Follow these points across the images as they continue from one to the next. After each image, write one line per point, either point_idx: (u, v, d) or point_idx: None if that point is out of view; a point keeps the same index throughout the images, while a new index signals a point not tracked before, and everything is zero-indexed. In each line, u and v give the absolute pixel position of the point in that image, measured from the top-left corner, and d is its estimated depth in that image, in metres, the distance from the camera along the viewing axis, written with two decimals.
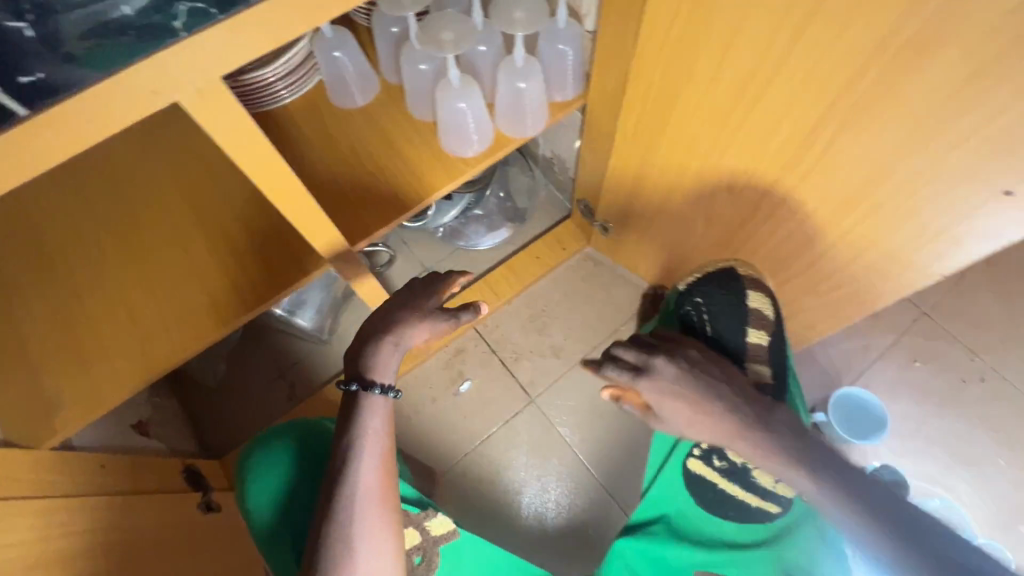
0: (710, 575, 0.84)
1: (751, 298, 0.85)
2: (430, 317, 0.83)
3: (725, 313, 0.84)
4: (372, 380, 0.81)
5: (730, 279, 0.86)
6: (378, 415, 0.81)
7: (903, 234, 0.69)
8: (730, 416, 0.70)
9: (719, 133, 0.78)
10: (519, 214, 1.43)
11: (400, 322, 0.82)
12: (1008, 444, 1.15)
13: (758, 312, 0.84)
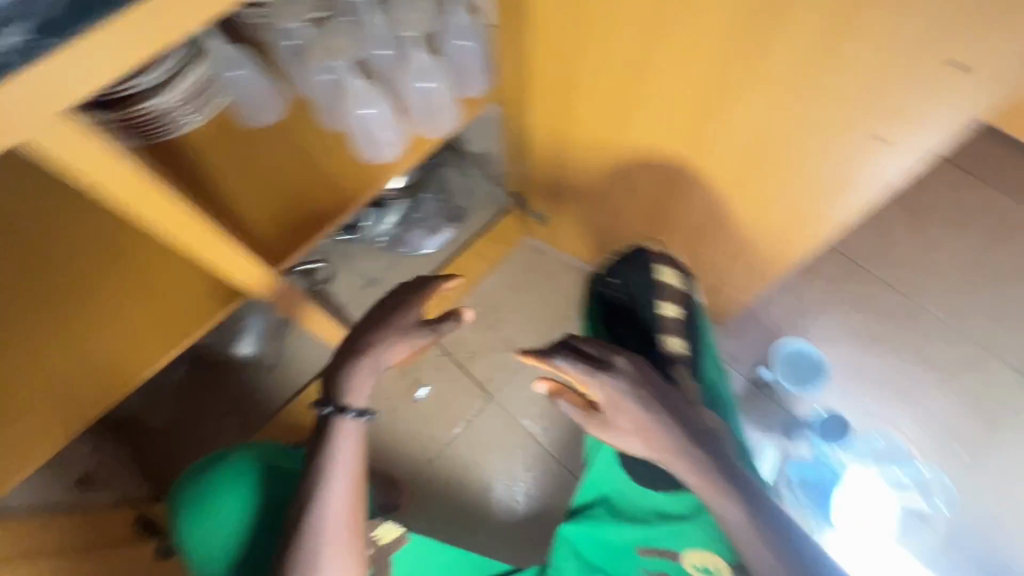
0: (651, 549, 0.87)
1: (665, 275, 1.00)
2: (410, 332, 0.82)
3: (641, 288, 1.00)
4: (348, 403, 0.81)
5: (647, 258, 1.01)
6: (352, 440, 0.81)
7: (803, 188, 0.72)
8: (674, 435, 0.75)
9: (623, 108, 0.79)
10: (462, 214, 1.40)
11: (379, 340, 0.81)
12: (942, 374, 1.21)
13: (669, 286, 1.00)
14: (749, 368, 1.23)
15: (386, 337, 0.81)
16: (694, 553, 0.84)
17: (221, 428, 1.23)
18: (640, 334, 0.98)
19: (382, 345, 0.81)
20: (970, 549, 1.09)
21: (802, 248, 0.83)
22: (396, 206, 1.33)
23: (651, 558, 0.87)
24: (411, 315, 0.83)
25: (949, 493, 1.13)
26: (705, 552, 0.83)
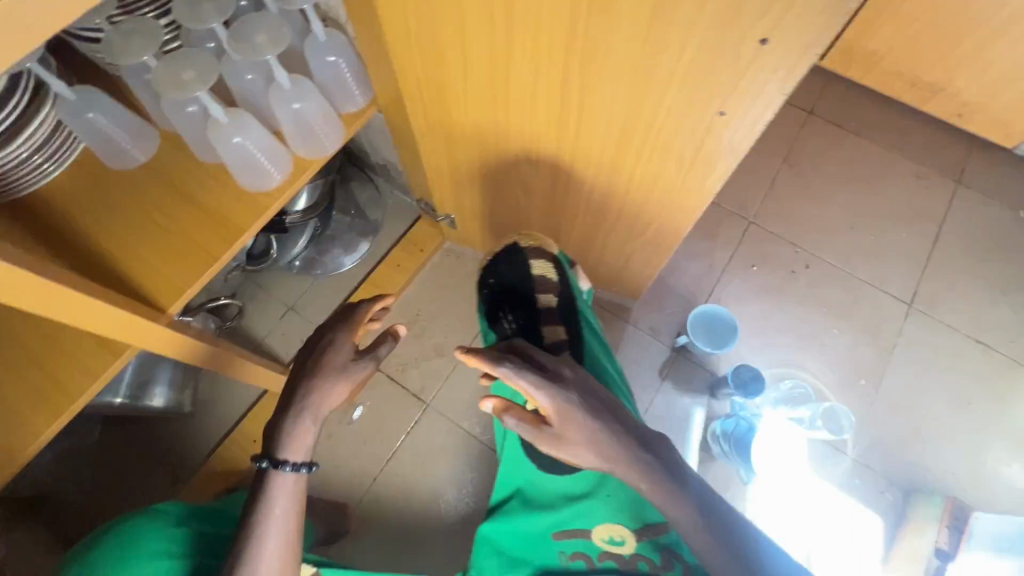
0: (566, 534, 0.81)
1: (536, 266, 0.87)
2: (349, 368, 0.77)
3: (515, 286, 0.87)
4: (286, 458, 0.74)
5: (517, 253, 0.88)
6: (289, 496, 0.74)
7: (672, 164, 0.76)
8: (634, 450, 0.66)
9: (494, 108, 0.81)
10: (376, 227, 1.41)
11: (316, 383, 0.75)
12: (839, 315, 1.32)
13: (543, 277, 0.87)
14: (669, 337, 1.30)
15: (327, 381, 0.75)
16: (601, 528, 0.78)
17: (150, 485, 1.17)
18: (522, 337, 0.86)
19: (325, 389, 0.75)
20: (882, 469, 1.19)
21: (687, 218, 0.88)
22: (307, 229, 1.28)
23: (566, 544, 0.81)
24: (343, 347, 0.78)
25: (856, 420, 1.23)
26: (613, 525, 0.77)
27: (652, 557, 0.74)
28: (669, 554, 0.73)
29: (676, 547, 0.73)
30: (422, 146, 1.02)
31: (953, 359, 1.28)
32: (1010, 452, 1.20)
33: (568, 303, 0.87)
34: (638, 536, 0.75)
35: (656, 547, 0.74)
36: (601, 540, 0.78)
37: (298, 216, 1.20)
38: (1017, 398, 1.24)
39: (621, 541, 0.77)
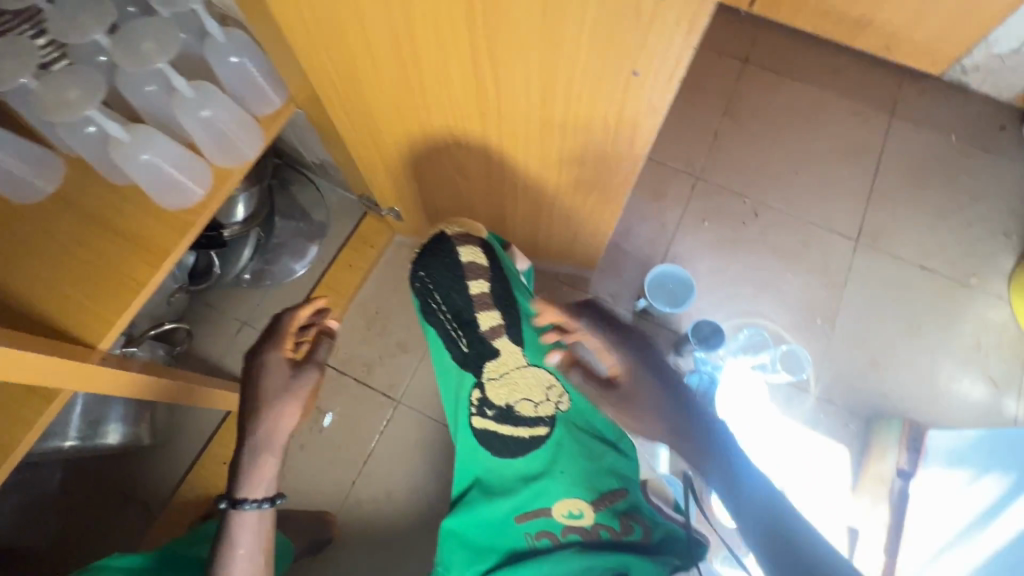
0: (527, 517, 0.83)
1: (465, 255, 0.79)
2: (293, 385, 0.75)
3: (448, 280, 0.80)
4: (244, 496, 0.72)
5: (442, 242, 0.79)
6: (259, 526, 0.74)
7: (598, 129, 0.75)
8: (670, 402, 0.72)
9: (412, 91, 0.78)
10: (323, 228, 1.37)
11: (264, 414, 0.73)
12: (791, 258, 1.35)
13: (475, 267, 0.79)
14: (629, 301, 1.31)
15: (274, 406, 0.73)
16: (559, 505, 0.82)
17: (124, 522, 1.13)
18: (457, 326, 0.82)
19: (274, 416, 0.73)
20: (844, 401, 1.23)
21: (626, 183, 0.87)
22: (249, 240, 1.24)
23: (528, 527, 0.82)
24: (278, 366, 0.76)
25: (815, 358, 1.27)
26: (572, 499, 0.81)
27: (612, 525, 0.79)
28: (627, 518, 0.79)
29: (632, 509, 0.80)
30: (350, 140, 0.98)
31: (902, 287, 1.32)
32: (960, 368, 1.26)
33: (504, 293, 0.81)
34: (596, 505, 0.80)
35: (613, 513, 0.79)
36: (561, 515, 0.81)
37: (235, 229, 1.16)
38: (963, 316, 1.29)
39: (580, 514, 0.81)
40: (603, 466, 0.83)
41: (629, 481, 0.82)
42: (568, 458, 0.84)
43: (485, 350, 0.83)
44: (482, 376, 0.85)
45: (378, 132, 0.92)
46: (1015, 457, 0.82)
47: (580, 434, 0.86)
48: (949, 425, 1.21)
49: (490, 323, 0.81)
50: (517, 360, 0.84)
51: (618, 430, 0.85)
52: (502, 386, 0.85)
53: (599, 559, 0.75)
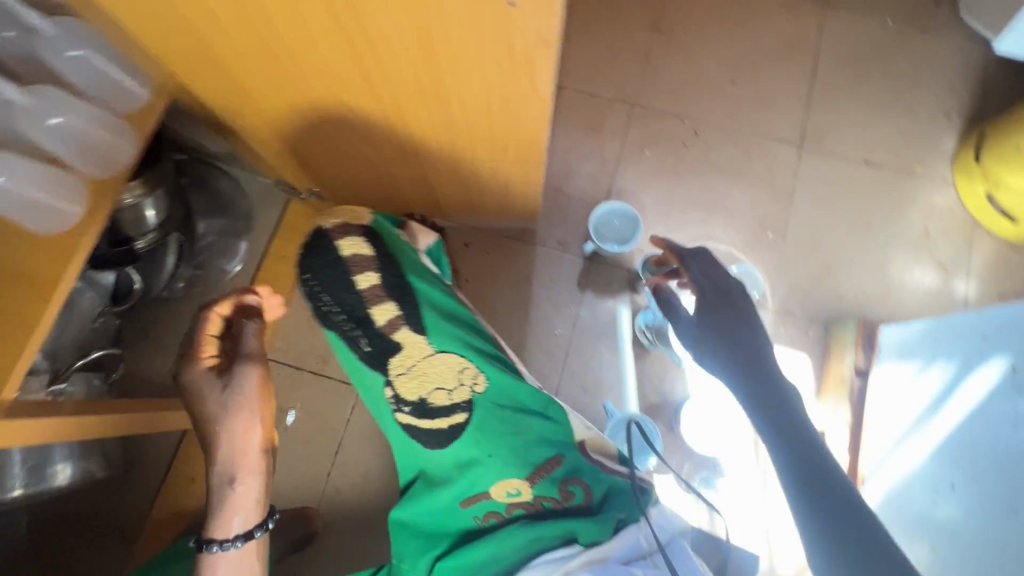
0: (475, 502, 0.62)
1: (344, 246, 0.53)
2: (227, 399, 0.69)
3: (327, 275, 0.54)
4: (212, 537, 0.70)
5: (315, 238, 0.55)
6: (241, 561, 0.72)
7: (492, 71, 0.67)
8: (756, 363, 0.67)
9: (279, 57, 0.69)
10: (248, 222, 1.29)
11: (215, 444, 0.69)
12: (737, 174, 1.31)
13: (357, 256, 0.53)
14: (577, 246, 1.27)
15: (218, 432, 0.68)
16: (497, 487, 0.61)
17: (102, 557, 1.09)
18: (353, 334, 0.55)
19: (226, 444, 0.69)
20: (802, 310, 1.23)
21: (539, 123, 0.81)
22: (170, 249, 1.14)
23: (474, 510, 0.62)
24: (206, 384, 0.69)
25: (769, 273, 1.25)
26: (505, 481, 0.60)
27: (552, 495, 0.61)
28: (567, 484, 0.61)
29: (573, 472, 0.62)
30: (235, 120, 0.89)
31: (848, 187, 1.30)
32: (910, 258, 1.26)
33: (398, 278, 0.54)
34: (533, 480, 0.60)
35: (553, 482, 0.61)
36: (501, 497, 0.61)
37: (148, 240, 1.07)
38: (910, 206, 1.28)
39: (518, 492, 0.61)
40: (534, 437, 0.61)
41: (567, 444, 0.62)
42: (496, 433, 0.60)
43: (388, 351, 0.55)
44: (388, 375, 0.57)
45: (262, 107, 0.83)
46: (961, 343, 0.82)
47: (505, 408, 0.60)
48: (903, 316, 1.23)
49: (387, 316, 0.53)
50: (425, 351, 0.55)
51: (544, 395, 0.61)
52: (416, 385, 0.57)
53: (547, 532, 0.58)
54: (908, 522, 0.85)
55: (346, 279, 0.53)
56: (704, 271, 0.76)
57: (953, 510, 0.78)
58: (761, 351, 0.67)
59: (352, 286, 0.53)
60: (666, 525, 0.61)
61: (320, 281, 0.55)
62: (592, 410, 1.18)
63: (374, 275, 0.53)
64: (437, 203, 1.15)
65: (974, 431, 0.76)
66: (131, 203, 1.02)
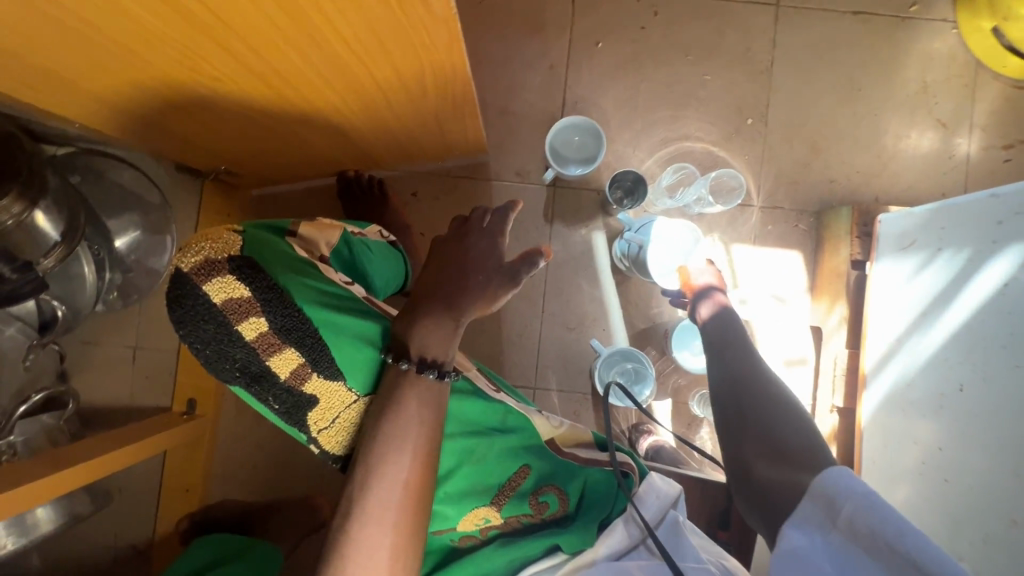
0: (448, 529, 0.57)
1: (213, 291, 0.42)
2: (475, 275, 0.54)
3: (205, 332, 0.42)
4: (433, 361, 0.51)
5: (172, 284, 0.41)
6: (432, 406, 0.50)
7: (371, 5, 0.51)
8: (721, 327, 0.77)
9: (86, 29, 0.51)
10: (165, 212, 1.09)
11: (456, 284, 0.53)
12: (706, 55, 1.12)
13: (233, 301, 0.42)
14: (538, 174, 1.12)
15: (454, 285, 0.53)
16: (466, 520, 0.56)
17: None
18: (262, 389, 0.47)
19: (476, 295, 0.53)
20: (790, 202, 1.12)
21: (451, 50, 0.64)
22: (82, 256, 0.97)
23: (447, 535, 0.58)
24: (464, 250, 0.56)
25: (752, 166, 1.12)
26: (471, 514, 0.56)
27: (525, 511, 0.58)
28: (539, 495, 0.58)
29: (543, 481, 0.59)
30: (83, 108, 0.71)
31: (835, 47, 1.12)
32: (908, 121, 1.12)
33: (294, 318, 0.45)
34: (499, 503, 0.56)
35: (523, 497, 0.58)
36: (472, 525, 0.57)
37: (55, 257, 0.87)
38: (906, 60, 1.12)
39: (488, 518, 0.57)
40: (494, 457, 0.56)
41: (532, 452, 0.58)
42: (453, 469, 0.54)
43: (301, 405, 0.49)
44: (310, 433, 0.51)
45: (109, 90, 0.65)
46: (970, 231, 0.74)
47: (457, 437, 0.54)
48: (899, 189, 1.12)
49: (291, 366, 0.46)
50: (346, 398, 0.51)
51: (498, 408, 0.55)
52: (344, 432, 0.53)
53: (526, 550, 0.57)
54: (912, 418, 0.81)
55: (228, 333, 0.43)
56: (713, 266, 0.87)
57: (962, 408, 0.72)
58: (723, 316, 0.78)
59: (236, 339, 0.43)
60: (656, 502, 0.62)
61: (200, 340, 0.43)
62: (579, 348, 1.11)
63: (260, 322, 0.44)
64: (367, 155, 0.99)
65: (980, 325, 0.70)
66: (13, 223, 0.80)
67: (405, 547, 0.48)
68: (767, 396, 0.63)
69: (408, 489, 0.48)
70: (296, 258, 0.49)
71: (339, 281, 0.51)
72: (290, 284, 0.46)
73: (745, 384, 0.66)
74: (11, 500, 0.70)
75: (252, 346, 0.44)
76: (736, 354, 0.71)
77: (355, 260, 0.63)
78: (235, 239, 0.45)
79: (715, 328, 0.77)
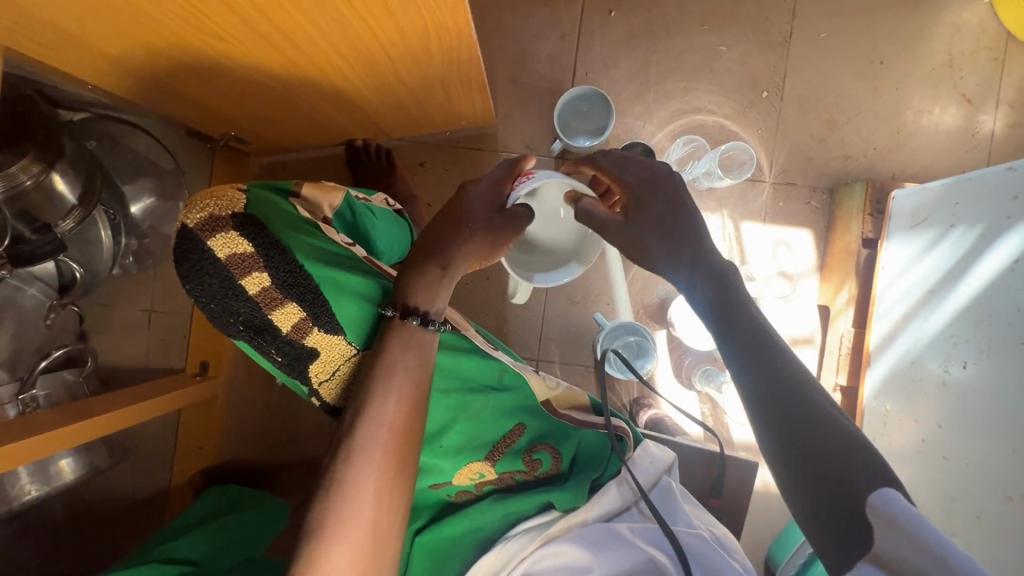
0: (444, 484, 0.58)
1: (216, 247, 0.42)
2: (480, 228, 0.56)
3: (210, 286, 0.43)
4: (418, 308, 0.52)
5: (178, 240, 0.41)
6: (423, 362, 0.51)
7: None
8: (716, 295, 0.54)
9: None
10: (178, 178, 1.11)
11: (445, 246, 0.55)
12: (722, 25, 1.09)
13: (237, 257, 0.43)
14: (546, 146, 1.11)
15: (452, 242, 0.55)
16: (460, 474, 0.58)
17: (139, 528, 1.10)
18: (266, 343, 0.48)
19: (465, 252, 0.55)
20: (803, 178, 1.09)
21: (457, 14, 0.63)
22: (98, 221, 0.98)
23: (444, 490, 0.59)
24: (473, 205, 0.57)
25: (765, 142, 1.10)
26: (466, 468, 0.57)
27: (519, 468, 0.59)
28: (533, 452, 0.60)
29: (537, 440, 0.60)
30: (95, 66, 0.72)
31: (858, 18, 1.08)
32: (930, 96, 1.08)
33: (295, 274, 0.46)
34: (493, 459, 0.58)
35: (516, 454, 0.59)
36: (467, 480, 0.59)
37: (73, 219, 0.90)
38: (932, 32, 1.07)
39: (482, 473, 0.59)
40: (489, 414, 0.57)
41: (528, 411, 0.59)
42: (446, 424, 0.55)
43: (303, 357, 0.50)
44: (312, 385, 0.53)
45: (118, 48, 0.66)
46: (985, 207, 0.72)
47: (451, 393, 0.54)
48: (918, 166, 1.09)
49: (291, 320, 0.47)
50: (347, 351, 0.52)
51: (495, 365, 0.56)
52: (342, 385, 0.55)
53: (520, 506, 0.59)
54: (913, 397, 0.81)
55: (232, 288, 0.44)
56: (623, 167, 0.61)
57: (963, 388, 0.72)
58: (728, 280, 0.55)
59: (240, 294, 0.45)
60: (648, 467, 0.63)
61: (205, 293, 0.44)
62: (582, 321, 1.11)
63: (262, 277, 0.45)
64: (376, 124, 1.00)
65: (988, 305, 0.69)
66: (32, 184, 0.82)
67: (396, 494, 0.49)
68: (822, 429, 0.46)
69: (392, 436, 0.49)
70: (296, 216, 0.50)
71: (338, 240, 0.51)
72: (290, 241, 0.47)
73: (792, 396, 0.48)
74: (32, 444, 0.73)
75: (254, 301, 0.45)
76: (764, 345, 0.51)
77: (356, 222, 0.63)
78: (239, 197, 0.45)
79: (713, 292, 0.54)
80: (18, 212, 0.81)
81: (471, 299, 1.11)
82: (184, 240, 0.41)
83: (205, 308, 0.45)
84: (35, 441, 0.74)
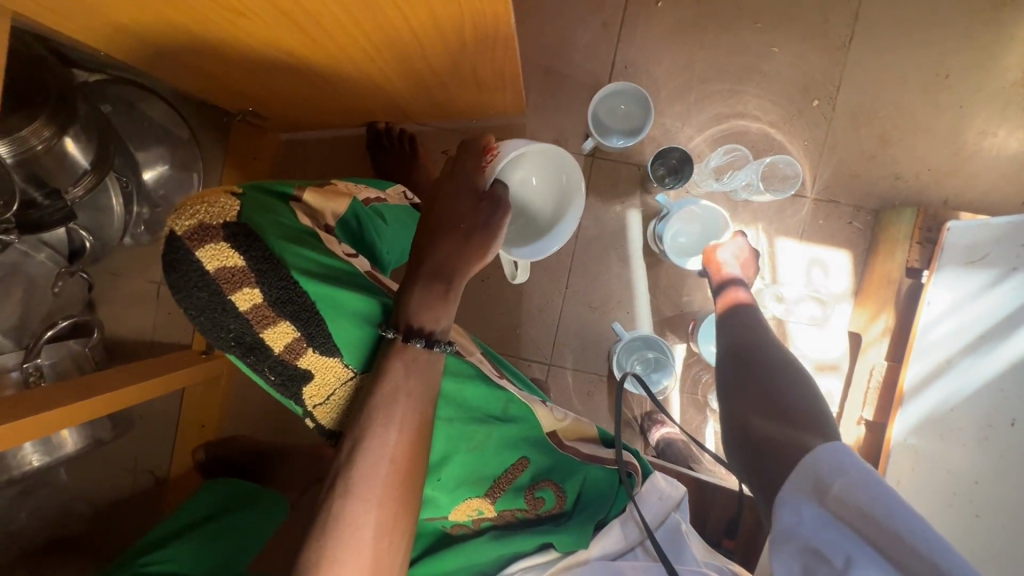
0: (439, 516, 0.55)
1: (205, 258, 0.40)
2: (480, 219, 0.52)
3: (198, 298, 0.42)
4: (418, 329, 0.47)
5: (166, 246, 0.40)
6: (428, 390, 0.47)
7: None
8: (736, 324, 0.76)
9: None
10: (193, 149, 1.07)
11: (438, 251, 0.50)
12: (777, 25, 1.01)
13: (227, 270, 0.41)
14: (576, 142, 1.04)
15: (445, 245, 0.50)
16: (458, 510, 0.55)
17: (140, 500, 1.10)
18: (260, 361, 0.46)
19: (456, 247, 0.50)
20: (847, 196, 1.02)
21: (495, 4, 0.58)
22: (109, 187, 0.95)
23: (440, 522, 0.56)
24: (458, 197, 0.52)
25: (811, 155, 1.03)
26: (464, 504, 0.54)
27: (520, 505, 0.57)
28: (535, 490, 0.57)
29: (540, 476, 0.57)
30: (106, 34, 0.67)
31: (925, 26, 1.00)
32: (996, 118, 1.00)
33: (288, 290, 0.43)
34: (493, 496, 0.55)
35: (518, 491, 0.56)
36: (465, 515, 0.56)
37: (85, 185, 0.85)
38: (1006, 47, 0.99)
39: (481, 509, 0.56)
40: (491, 447, 0.53)
41: (532, 444, 0.56)
42: (447, 456, 0.52)
43: (296, 377, 0.47)
44: (306, 406, 0.50)
45: (128, 17, 0.61)
46: None
47: (453, 422, 0.51)
48: (974, 193, 1.01)
49: (285, 339, 0.45)
50: (343, 374, 0.49)
51: (501, 395, 0.51)
52: (339, 409, 0.51)
53: (518, 546, 0.56)
54: (951, 446, 0.76)
55: (222, 302, 0.42)
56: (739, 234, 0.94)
57: (1008, 444, 0.68)
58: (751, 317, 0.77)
59: (230, 309, 0.42)
60: (656, 503, 0.61)
61: (194, 306, 0.42)
62: (600, 329, 1.07)
63: (253, 293, 0.42)
64: (401, 107, 0.94)
65: None
66: (43, 149, 0.77)
67: (393, 532, 0.46)
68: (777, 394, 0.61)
69: (394, 467, 0.45)
70: (296, 225, 0.46)
71: (340, 254, 0.48)
72: (287, 253, 0.43)
73: (761, 373, 0.65)
74: (31, 423, 0.70)
75: (246, 317, 0.43)
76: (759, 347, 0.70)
77: (362, 231, 0.57)
78: (233, 201, 0.43)
79: (739, 322, 0.76)
80: (28, 177, 0.79)
81: (486, 298, 1.07)
82: (175, 248, 0.40)
83: (195, 319, 0.43)
84: (34, 421, 0.71)
